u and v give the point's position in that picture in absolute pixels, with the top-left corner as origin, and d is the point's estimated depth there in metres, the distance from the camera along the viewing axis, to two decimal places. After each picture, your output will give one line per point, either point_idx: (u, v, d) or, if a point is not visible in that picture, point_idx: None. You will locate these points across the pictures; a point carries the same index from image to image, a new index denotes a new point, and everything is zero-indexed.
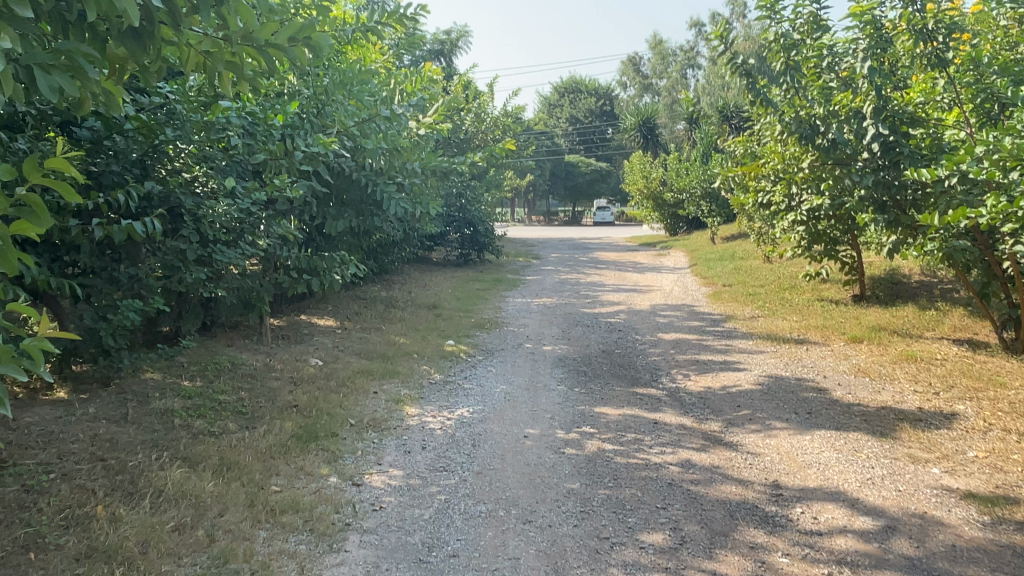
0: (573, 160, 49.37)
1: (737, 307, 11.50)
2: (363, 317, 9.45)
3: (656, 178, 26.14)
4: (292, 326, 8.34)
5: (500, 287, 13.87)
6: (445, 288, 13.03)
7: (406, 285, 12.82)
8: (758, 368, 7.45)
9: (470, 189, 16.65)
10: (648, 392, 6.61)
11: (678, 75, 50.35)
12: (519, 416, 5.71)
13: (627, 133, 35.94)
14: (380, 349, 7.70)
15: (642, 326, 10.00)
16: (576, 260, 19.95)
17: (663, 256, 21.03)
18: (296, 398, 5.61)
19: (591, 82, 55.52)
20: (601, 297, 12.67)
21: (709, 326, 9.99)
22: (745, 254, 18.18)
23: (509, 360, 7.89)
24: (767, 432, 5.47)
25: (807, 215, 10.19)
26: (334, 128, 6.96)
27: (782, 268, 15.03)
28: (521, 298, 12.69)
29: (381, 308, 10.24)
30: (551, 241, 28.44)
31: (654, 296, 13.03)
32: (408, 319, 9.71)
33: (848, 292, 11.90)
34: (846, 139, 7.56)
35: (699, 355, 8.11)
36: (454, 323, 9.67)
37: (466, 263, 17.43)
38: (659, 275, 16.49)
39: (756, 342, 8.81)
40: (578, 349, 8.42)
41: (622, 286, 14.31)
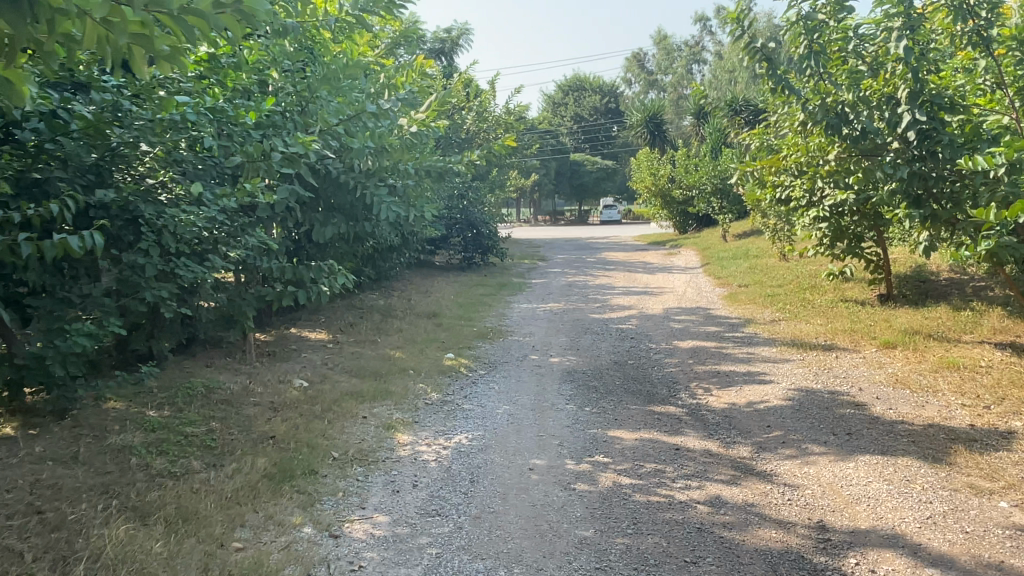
0: (579, 158, 48.71)
1: (756, 310, 10.86)
2: (358, 329, 8.86)
3: (664, 175, 25.46)
4: (280, 342, 7.77)
5: (505, 292, 13.26)
6: (448, 295, 12.44)
7: (407, 292, 12.23)
8: (785, 380, 6.81)
9: (473, 190, 16.07)
10: (667, 410, 5.98)
11: (684, 70, 49.60)
12: (524, 443, 5.10)
13: (634, 130, 35.24)
14: (373, 365, 7.09)
15: (656, 333, 9.37)
16: (585, 261, 19.34)
17: (674, 255, 20.36)
18: (273, 428, 5.02)
19: (596, 79, 54.86)
20: (611, 301, 12.04)
21: (727, 332, 9.35)
22: (760, 252, 17.48)
23: (513, 375, 7.28)
24: (804, 459, 4.84)
25: (830, 210, 9.56)
26: (316, 127, 6.40)
27: (800, 266, 14.35)
28: (528, 303, 12.08)
29: (378, 318, 9.65)
30: (559, 241, 27.83)
31: (667, 299, 12.39)
32: (406, 330, 9.11)
33: (874, 291, 11.23)
34: (876, 128, 6.92)
35: (720, 366, 7.47)
36: (455, 334, 9.07)
37: (470, 267, 16.84)
38: (671, 276, 15.83)
39: (780, 349, 8.17)
40: (587, 361, 7.78)
41: (632, 288, 13.67)
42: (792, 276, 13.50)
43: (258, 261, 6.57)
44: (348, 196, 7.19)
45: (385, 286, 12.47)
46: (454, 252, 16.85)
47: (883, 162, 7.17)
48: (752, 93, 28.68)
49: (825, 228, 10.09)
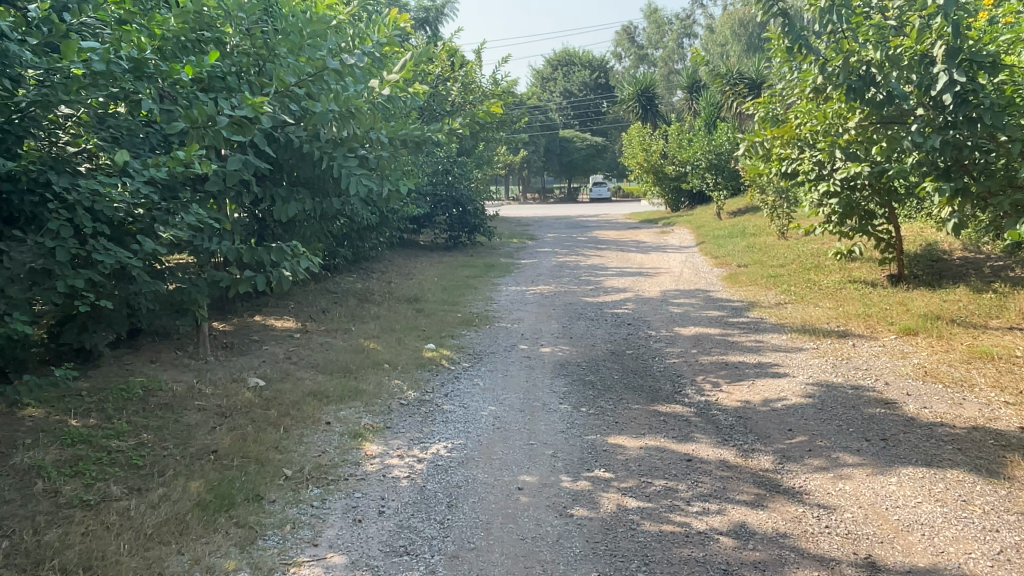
0: (568, 134, 47.70)
1: (759, 292, 10.18)
2: (330, 316, 8.09)
3: (657, 150, 24.64)
4: (241, 331, 7.00)
5: (491, 273, 12.51)
6: (431, 277, 11.66)
7: (387, 274, 11.44)
8: (802, 373, 6.13)
9: (458, 165, 15.24)
10: (673, 411, 5.28)
11: (674, 44, 48.58)
12: (511, 454, 4.39)
13: (625, 105, 34.26)
14: (343, 358, 6.34)
15: (653, 318, 8.67)
16: (575, 240, 18.58)
17: (668, 233, 19.63)
18: (216, 441, 4.28)
19: (585, 53, 53.64)
20: (604, 283, 11.31)
21: (731, 316, 8.66)
22: (758, 229, 16.78)
23: (499, 367, 6.55)
24: (837, 472, 4.16)
25: (842, 183, 8.87)
26: (271, 88, 5.57)
27: (801, 245, 13.68)
28: (516, 285, 11.33)
29: (352, 303, 8.86)
30: (547, 219, 27.01)
31: (663, 280, 11.68)
32: (383, 316, 8.35)
33: (883, 272, 10.57)
34: (904, 92, 6.20)
35: (728, 357, 6.78)
36: (436, 320, 8.32)
37: (456, 246, 16.04)
38: (666, 255, 15.12)
39: (791, 337, 7.49)
40: (581, 351, 7.06)
41: (626, 268, 12.96)
42: (794, 255, 12.83)
43: (207, 242, 5.78)
44: (313, 168, 6.39)
45: (363, 267, 11.67)
46: (438, 231, 16.03)
47: (909, 129, 6.47)
48: (746, 65, 27.83)
49: (835, 204, 9.40)
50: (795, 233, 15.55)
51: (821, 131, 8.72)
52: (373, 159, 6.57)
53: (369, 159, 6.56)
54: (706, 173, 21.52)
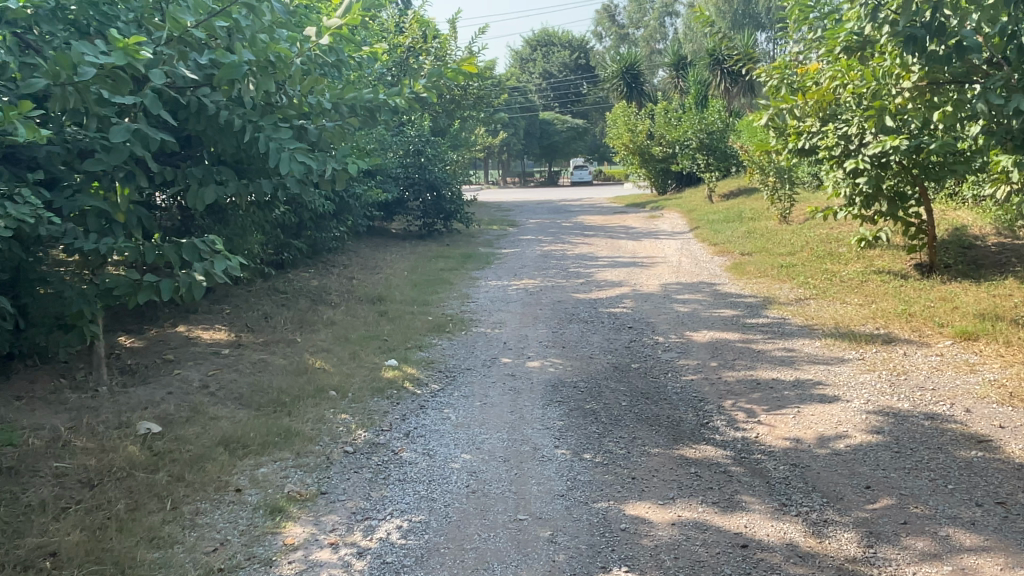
0: (548, 116, 46.23)
1: (772, 285, 8.96)
2: (272, 323, 6.71)
3: (643, 130, 23.31)
4: (155, 347, 5.61)
5: (469, 265, 11.17)
6: (400, 270, 10.30)
7: (350, 268, 10.05)
8: (856, 397, 4.89)
9: (431, 145, 13.80)
10: (705, 457, 4.02)
11: (656, 22, 47.21)
12: (492, 540, 3.09)
13: (608, 85, 32.83)
14: (278, 384, 4.98)
15: (657, 319, 7.41)
16: (559, 226, 17.26)
17: (657, 218, 18.38)
18: (62, 537, 2.95)
19: (565, 33, 51.99)
20: (596, 275, 10.04)
21: (747, 316, 7.43)
22: (756, 212, 15.57)
23: (476, 390, 5.24)
24: (957, 562, 2.94)
25: (874, 158, 7.68)
26: (164, 32, 4.16)
27: (808, 230, 12.49)
28: (496, 280, 10.01)
29: (303, 306, 7.48)
30: (528, 204, 25.66)
31: (661, 271, 10.43)
32: (338, 322, 6.98)
33: (909, 260, 9.39)
34: (978, 43, 5.01)
35: (758, 372, 5.52)
36: (402, 326, 6.98)
37: (430, 234, 14.66)
38: (659, 242, 13.87)
39: (826, 343, 6.27)
40: (577, 366, 5.76)
41: (619, 258, 11.69)
42: (803, 242, 11.63)
43: (87, 240, 4.38)
44: (235, 142, 4.98)
45: (322, 261, 10.27)
46: (410, 218, 14.62)
47: (981, 90, 5.25)
48: (734, 40, 26.54)
49: (865, 185, 8.16)
50: (799, 217, 14.36)
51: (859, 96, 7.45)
52: (313, 128, 5.14)
53: (308, 129, 5.15)
54: (697, 153, 20.30)
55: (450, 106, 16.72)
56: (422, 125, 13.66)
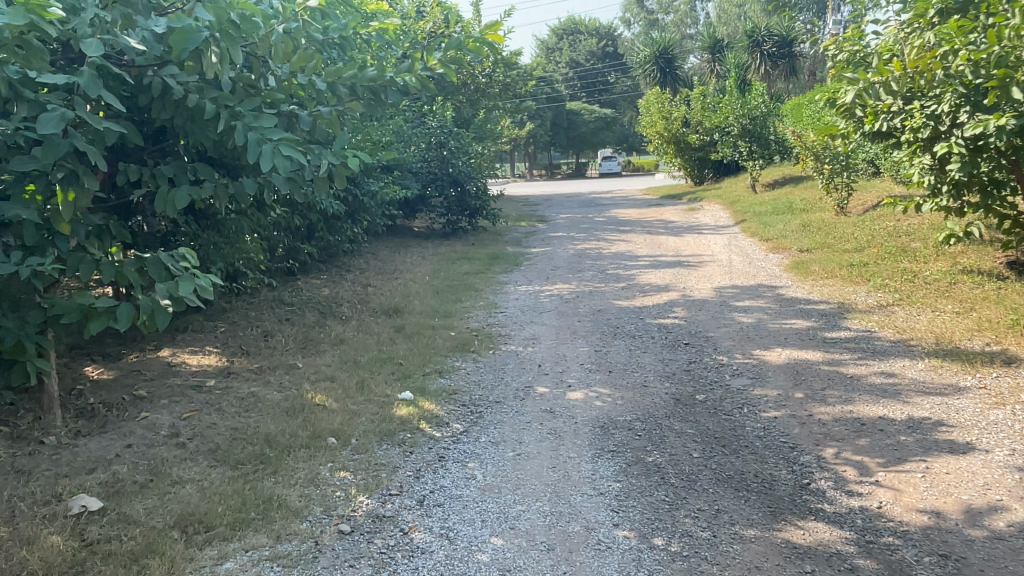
0: (576, 106, 44.97)
1: (843, 288, 7.82)
2: (272, 345, 5.80)
3: (677, 117, 22.07)
4: (127, 379, 4.73)
5: (496, 268, 10.19)
6: (420, 275, 9.38)
7: (366, 273, 9.14)
8: (997, 447, 3.81)
9: (454, 137, 12.83)
10: (820, 543, 2.99)
11: (686, 7, 45.59)
12: None
13: (638, 72, 31.50)
14: (266, 431, 4.05)
15: (717, 332, 6.36)
16: (592, 221, 16.20)
17: (696, 210, 17.21)
18: None
19: (592, 20, 50.53)
20: (639, 278, 8.99)
21: (825, 328, 6.32)
22: (807, 203, 14.33)
23: (509, 432, 4.27)
24: None
25: (968, 140, 6.42)
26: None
27: (871, 223, 11.27)
28: (527, 284, 9.02)
29: (309, 321, 6.56)
30: (557, 197, 24.60)
31: (711, 272, 9.33)
32: (347, 341, 6.06)
33: (1002, 258, 8.17)
34: None
35: (857, 408, 4.44)
36: (421, 345, 6.02)
37: (455, 233, 13.71)
38: (703, 237, 12.74)
39: (932, 365, 5.16)
40: (630, 399, 4.74)
41: (662, 257, 10.61)
42: (869, 237, 10.41)
43: (17, 258, 3.50)
44: (209, 134, 4.07)
45: (337, 265, 9.40)
46: (433, 215, 13.68)
47: None
48: (773, 20, 25.06)
49: (955, 170, 6.83)
50: (857, 208, 13.09)
51: (976, 66, 6.09)
52: (304, 113, 4.20)
53: (298, 116, 4.20)
54: (739, 140, 18.78)
55: (474, 96, 15.74)
56: (445, 116, 12.71)
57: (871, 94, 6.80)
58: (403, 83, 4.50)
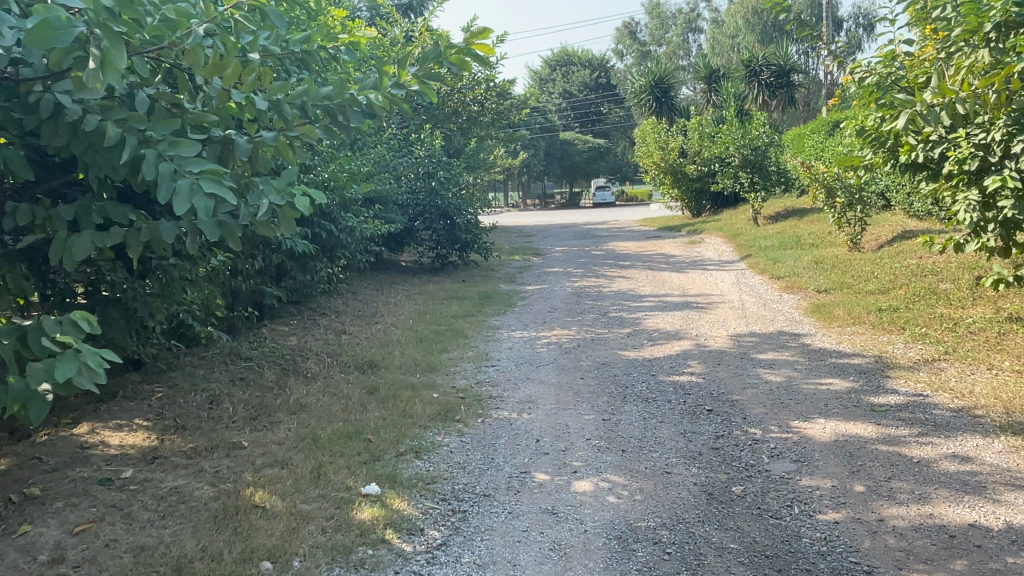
0: (569, 136, 44.53)
1: (876, 338, 6.95)
2: (216, 417, 4.87)
3: (675, 147, 21.41)
4: (21, 472, 3.81)
5: (487, 309, 9.28)
6: (403, 319, 8.48)
7: (342, 318, 8.22)
8: None
9: (443, 166, 12.03)
10: None
11: (679, 39, 45.50)
12: None
13: (632, 102, 31.00)
14: (180, 552, 3.11)
15: (743, 394, 5.44)
16: (589, 255, 15.36)
17: (697, 244, 16.42)
18: None
19: (584, 51, 50.40)
20: (645, 323, 8.10)
21: (867, 390, 5.42)
22: (817, 237, 13.54)
23: (500, 545, 3.31)
24: None
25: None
26: None
27: (892, 261, 10.44)
28: (522, 330, 8.10)
29: (267, 382, 5.62)
30: (551, 229, 23.82)
31: (724, 315, 8.46)
32: (308, 408, 5.12)
33: None
34: None
35: (939, 511, 3.52)
36: (397, 413, 5.07)
37: (444, 268, 12.82)
38: (709, 274, 11.90)
39: (1015, 446, 4.24)
40: (651, 494, 3.80)
41: (667, 297, 9.73)
42: (892, 276, 9.58)
43: None
44: (117, 167, 3.21)
45: (310, 308, 8.49)
46: (421, 249, 12.80)
47: None
48: (771, 49, 24.63)
49: (1009, 209, 5.91)
50: (871, 244, 12.29)
51: None
52: (242, 139, 3.35)
53: (233, 142, 3.35)
54: (740, 171, 17.89)
55: (465, 124, 14.97)
56: (433, 145, 11.93)
57: (923, 122, 5.92)
58: (369, 102, 3.64)
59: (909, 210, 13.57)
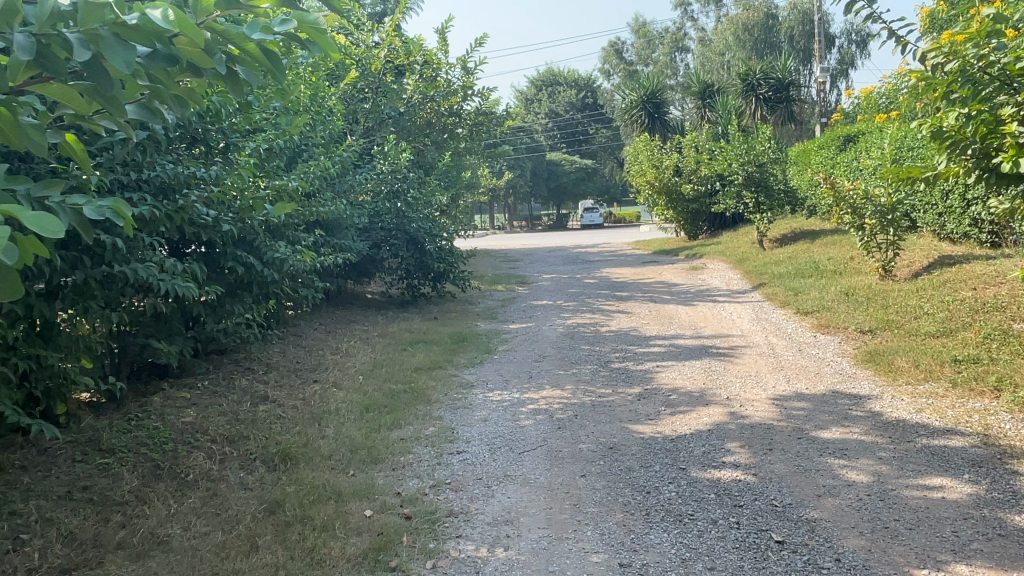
0: (555, 157, 43.20)
1: (969, 408, 5.26)
2: (5, 574, 3.09)
3: (669, 165, 19.83)
4: None
5: (460, 358, 7.50)
6: (352, 374, 6.68)
7: (270, 374, 6.42)
8: None
9: (413, 185, 10.34)
10: None
11: (666, 58, 44.43)
12: None
13: (621, 120, 29.59)
14: None
15: (824, 510, 3.69)
16: (581, 283, 13.67)
17: (699, 270, 14.81)
18: None
19: (570, 71, 49.22)
20: (658, 379, 6.36)
21: (1003, 503, 3.70)
22: (839, 263, 11.92)
23: None
24: None
25: None
26: None
27: (942, 295, 8.81)
28: (502, 389, 6.33)
29: (119, 495, 3.81)
30: (537, 253, 22.15)
31: (755, 367, 6.74)
32: (165, 550, 3.31)
33: None
34: None
35: None
36: (300, 556, 3.25)
37: (415, 301, 11.07)
38: (722, 308, 10.23)
39: None
40: None
41: (679, 340, 8.02)
42: (948, 313, 7.94)
43: None
44: None
45: (234, 361, 6.69)
46: (388, 280, 11.05)
47: None
48: (768, 63, 23.34)
49: None
50: (904, 272, 10.69)
51: None
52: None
53: None
54: (744, 190, 16.21)
55: (439, 137, 13.30)
56: (399, 159, 10.20)
57: None
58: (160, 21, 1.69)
59: (940, 231, 12.04)
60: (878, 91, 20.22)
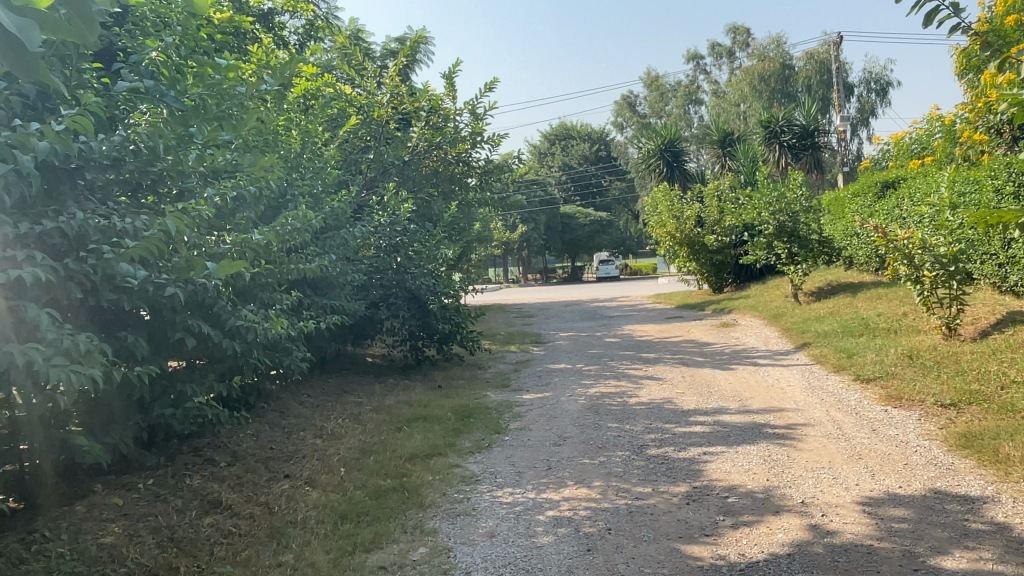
0: (569, 210, 42.61)
1: None
2: None
3: (691, 216, 18.81)
4: None
5: (465, 441, 6.29)
6: (332, 464, 5.50)
7: (233, 467, 5.28)
8: None
9: (415, 238, 9.32)
10: None
11: (680, 110, 44.15)
12: None
13: (638, 172, 28.88)
14: None
15: None
16: (602, 343, 12.49)
17: (730, 327, 13.62)
18: None
19: (583, 125, 49.13)
20: (708, 473, 5.12)
21: None
22: (891, 320, 10.67)
23: None
24: None
25: None
26: None
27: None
28: (515, 485, 5.12)
29: None
30: (553, 308, 21.11)
31: (825, 455, 5.48)
32: None
33: None
34: None
35: None
36: None
37: (419, 366, 9.94)
38: (765, 373, 9.00)
39: None
40: None
41: (724, 416, 6.79)
42: None
43: None
44: None
45: (194, 449, 5.59)
46: (390, 342, 9.96)
47: None
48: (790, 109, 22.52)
49: None
50: (969, 330, 9.41)
51: None
52: None
53: None
54: (775, 241, 15.08)
55: (447, 188, 12.41)
56: (399, 210, 9.21)
57: None
58: None
59: (1001, 284, 10.79)
60: (909, 137, 19.22)
